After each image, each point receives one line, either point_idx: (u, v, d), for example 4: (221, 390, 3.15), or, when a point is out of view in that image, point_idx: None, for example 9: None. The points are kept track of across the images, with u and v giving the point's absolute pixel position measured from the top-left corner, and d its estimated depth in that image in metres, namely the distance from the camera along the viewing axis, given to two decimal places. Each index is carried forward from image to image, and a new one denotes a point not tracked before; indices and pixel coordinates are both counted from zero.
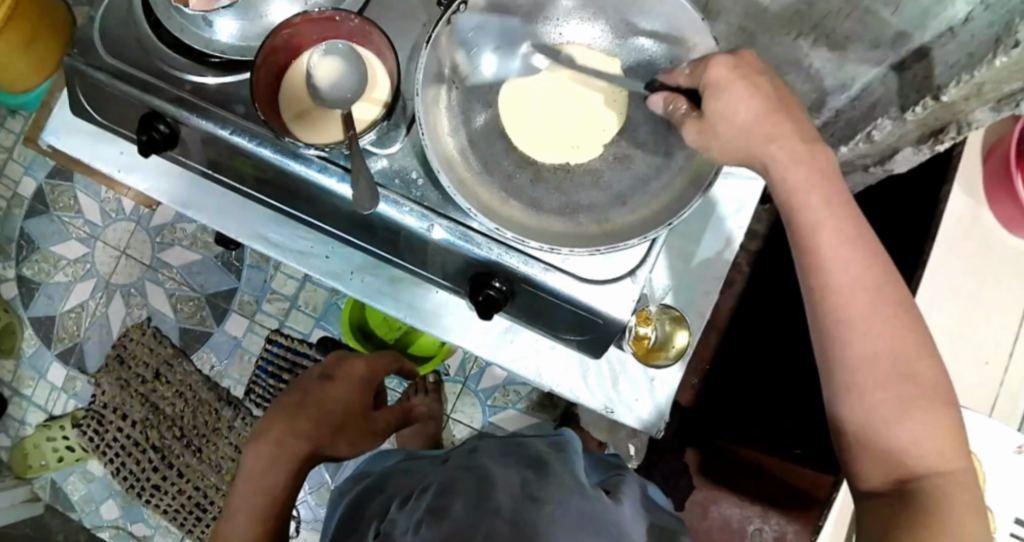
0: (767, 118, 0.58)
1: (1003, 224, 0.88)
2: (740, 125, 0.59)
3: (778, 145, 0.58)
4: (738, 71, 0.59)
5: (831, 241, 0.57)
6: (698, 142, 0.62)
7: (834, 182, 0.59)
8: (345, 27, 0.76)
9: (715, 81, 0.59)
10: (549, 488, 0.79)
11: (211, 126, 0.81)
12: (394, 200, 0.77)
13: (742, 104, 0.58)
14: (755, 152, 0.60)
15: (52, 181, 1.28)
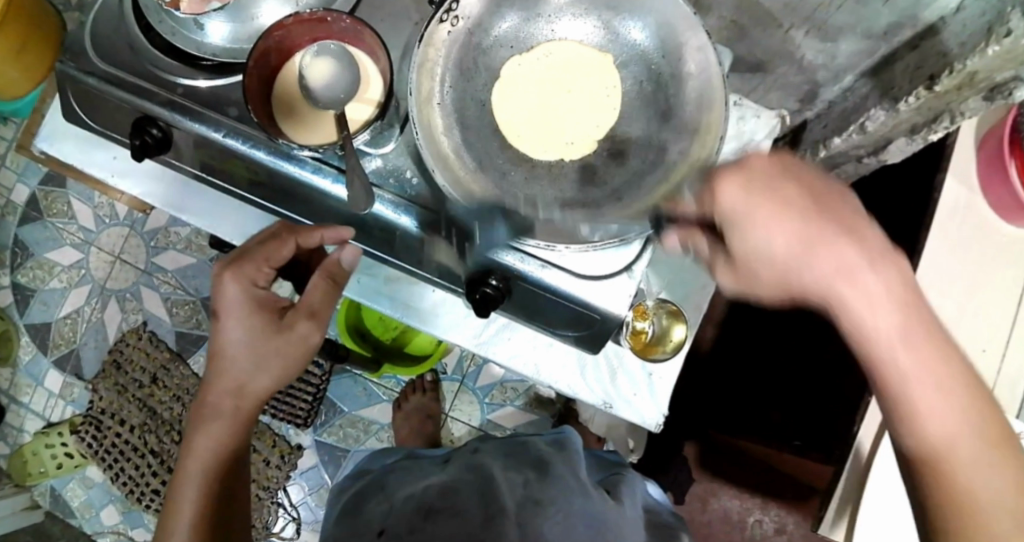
0: (812, 235, 0.53)
1: (998, 213, 0.88)
2: (779, 258, 0.54)
3: (834, 276, 0.53)
4: (762, 188, 0.54)
5: (891, 344, 0.52)
6: (735, 281, 0.59)
7: (915, 304, 0.52)
8: (336, 27, 0.76)
9: (734, 209, 0.55)
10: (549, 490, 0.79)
11: (204, 129, 0.80)
12: (388, 200, 0.77)
13: (777, 233, 0.53)
14: (802, 284, 0.55)
15: (45, 187, 1.28)
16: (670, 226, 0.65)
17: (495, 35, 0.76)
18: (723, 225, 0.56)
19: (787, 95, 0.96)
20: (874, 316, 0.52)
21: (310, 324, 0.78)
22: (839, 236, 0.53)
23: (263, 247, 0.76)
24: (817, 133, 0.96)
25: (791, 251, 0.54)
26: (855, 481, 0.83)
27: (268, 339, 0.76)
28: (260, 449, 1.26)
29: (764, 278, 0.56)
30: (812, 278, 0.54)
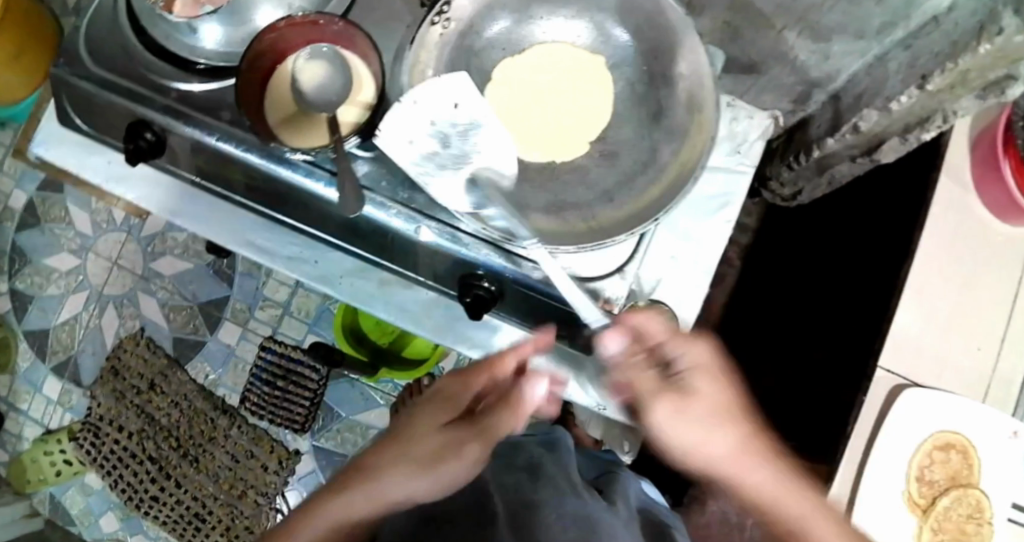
0: (716, 410, 0.60)
1: (993, 211, 0.88)
2: (711, 414, 0.60)
3: (723, 431, 0.60)
4: (716, 365, 0.62)
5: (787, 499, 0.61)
6: (665, 417, 0.60)
7: (741, 440, 0.61)
8: (329, 30, 0.76)
9: (704, 362, 0.62)
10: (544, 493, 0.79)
11: (199, 133, 0.81)
12: (380, 203, 0.77)
13: (722, 397, 0.61)
14: (739, 462, 0.61)
15: (42, 193, 1.28)
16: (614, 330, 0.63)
17: (487, 37, 0.77)
18: (686, 373, 0.61)
19: (780, 97, 0.95)
20: (745, 472, 0.61)
21: (479, 447, 0.63)
22: (765, 453, 0.62)
23: (479, 375, 0.66)
24: (811, 133, 0.96)
25: (713, 413, 0.60)
26: (848, 474, 0.85)
27: (418, 466, 0.63)
28: (258, 454, 1.25)
29: (711, 439, 0.60)
30: (742, 458, 0.61)
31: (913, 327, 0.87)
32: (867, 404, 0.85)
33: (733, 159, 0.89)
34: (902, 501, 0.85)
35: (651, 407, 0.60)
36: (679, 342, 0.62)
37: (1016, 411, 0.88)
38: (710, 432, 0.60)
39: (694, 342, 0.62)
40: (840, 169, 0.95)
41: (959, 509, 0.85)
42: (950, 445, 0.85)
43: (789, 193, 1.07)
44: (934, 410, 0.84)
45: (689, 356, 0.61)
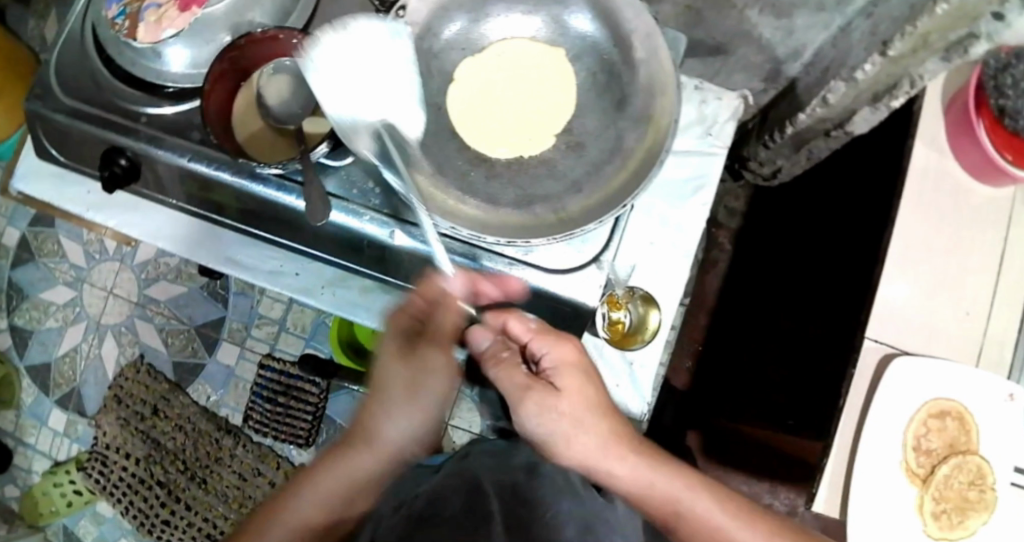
0: (584, 406, 0.68)
1: (971, 174, 0.87)
2: (575, 414, 0.68)
3: (594, 430, 0.69)
4: (578, 362, 0.68)
5: (660, 472, 0.71)
6: (540, 414, 0.68)
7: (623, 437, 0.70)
8: (289, 44, 0.77)
9: (570, 360, 0.68)
10: (535, 488, 0.79)
11: (170, 156, 0.82)
12: (353, 211, 0.78)
13: (590, 392, 0.69)
14: (608, 449, 0.69)
15: (35, 229, 1.30)
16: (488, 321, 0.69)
17: (444, 39, 0.77)
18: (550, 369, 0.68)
19: (751, 76, 0.95)
20: (630, 458, 0.70)
21: (442, 358, 0.70)
22: (629, 447, 0.70)
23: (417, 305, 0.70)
24: (783, 110, 0.96)
25: (586, 412, 0.68)
26: (844, 445, 0.84)
27: (403, 404, 0.71)
28: (265, 471, 1.24)
29: (579, 435, 0.68)
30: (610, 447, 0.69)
31: (900, 296, 0.86)
32: (857, 376, 0.84)
33: (704, 142, 0.89)
34: (901, 470, 0.84)
35: (522, 404, 0.67)
36: (550, 343, 0.67)
37: (1011, 374, 0.87)
38: (587, 428, 0.68)
39: (560, 342, 0.67)
40: (816, 144, 0.95)
41: (960, 476, 0.84)
42: (946, 413, 0.84)
43: (769, 172, 1.07)
44: (926, 378, 0.83)
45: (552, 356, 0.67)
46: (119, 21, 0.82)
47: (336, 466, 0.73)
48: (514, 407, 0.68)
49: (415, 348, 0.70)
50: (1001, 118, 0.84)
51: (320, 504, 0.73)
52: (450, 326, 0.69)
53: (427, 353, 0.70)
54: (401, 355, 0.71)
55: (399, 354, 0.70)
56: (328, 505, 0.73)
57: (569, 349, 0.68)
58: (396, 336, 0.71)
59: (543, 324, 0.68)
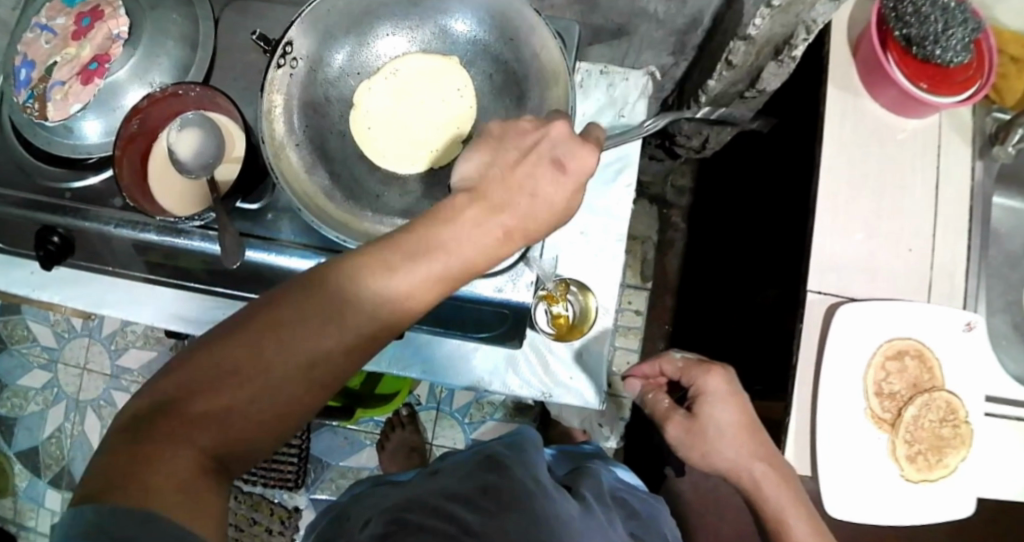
0: (741, 427, 0.76)
1: (893, 110, 0.87)
2: (726, 427, 0.76)
3: (736, 448, 0.76)
4: (727, 391, 0.77)
5: (772, 487, 0.75)
6: (680, 436, 0.79)
7: (760, 440, 0.77)
8: (190, 98, 0.80)
9: (713, 391, 0.77)
10: (510, 489, 0.73)
11: (97, 226, 0.83)
12: (282, 248, 0.79)
13: (732, 415, 0.76)
14: (742, 462, 0.76)
15: (3, 317, 1.30)
16: (641, 376, 0.86)
17: (334, 68, 0.78)
18: (695, 395, 0.78)
19: (659, 51, 0.94)
20: (756, 469, 0.76)
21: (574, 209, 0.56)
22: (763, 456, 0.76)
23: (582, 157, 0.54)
24: (696, 79, 0.95)
25: (728, 428, 0.76)
26: (806, 400, 0.83)
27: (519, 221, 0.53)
28: (260, 519, 1.27)
29: (712, 449, 0.77)
30: (753, 465, 0.76)
31: (838, 242, 0.85)
32: (807, 329, 0.84)
33: (619, 124, 0.91)
34: (865, 417, 0.82)
35: (665, 426, 0.80)
36: (694, 376, 0.78)
37: (964, 302, 0.86)
38: (728, 437, 0.76)
39: (704, 376, 0.77)
40: (736, 107, 0.95)
41: (930, 414, 0.83)
42: (904, 353, 0.83)
43: (697, 143, 1.09)
44: (878, 320, 0.82)
45: (706, 379, 0.77)
46: (28, 104, 0.82)
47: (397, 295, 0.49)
48: (662, 426, 0.81)
49: (521, 182, 0.53)
50: (909, 48, 0.83)
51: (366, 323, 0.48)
52: (553, 185, 0.54)
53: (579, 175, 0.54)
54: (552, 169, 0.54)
55: (499, 181, 0.53)
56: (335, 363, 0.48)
57: (719, 384, 0.77)
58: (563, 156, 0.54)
59: (693, 360, 0.80)
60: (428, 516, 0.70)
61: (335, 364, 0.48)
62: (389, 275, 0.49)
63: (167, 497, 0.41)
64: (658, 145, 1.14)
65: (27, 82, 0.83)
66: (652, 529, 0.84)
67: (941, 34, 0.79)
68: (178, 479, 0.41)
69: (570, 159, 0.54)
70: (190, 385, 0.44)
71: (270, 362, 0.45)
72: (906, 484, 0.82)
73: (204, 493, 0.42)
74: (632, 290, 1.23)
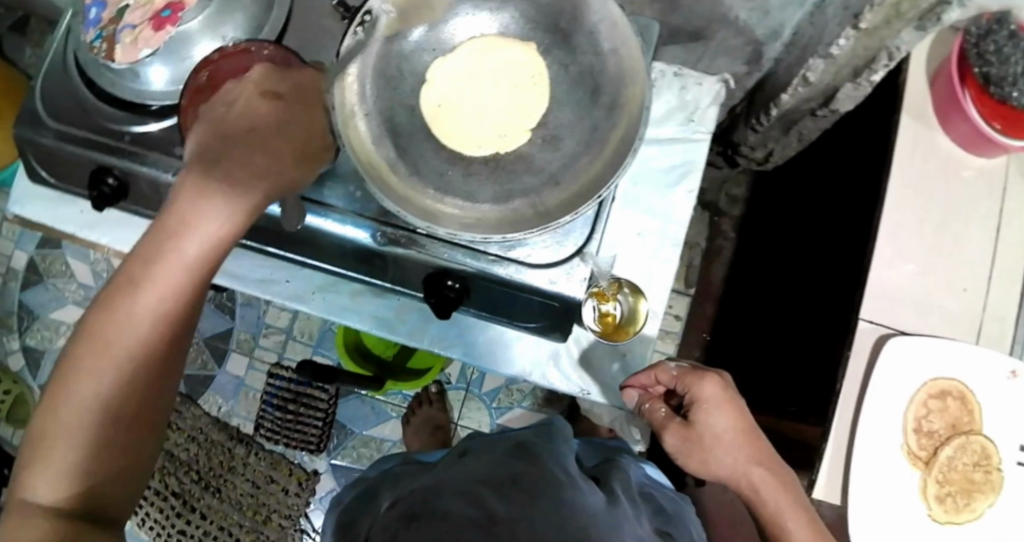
0: (738, 432, 0.74)
1: (964, 147, 0.85)
2: (722, 434, 0.74)
3: (728, 454, 0.74)
4: (724, 396, 0.74)
5: (772, 493, 0.73)
6: (680, 445, 0.76)
7: (759, 442, 0.75)
8: (260, 56, 0.77)
9: (710, 397, 0.75)
10: (537, 477, 0.72)
11: (155, 172, 0.84)
12: (337, 216, 0.77)
13: (728, 421, 0.74)
14: (738, 469, 0.74)
15: (42, 250, 1.33)
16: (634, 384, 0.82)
17: (411, 42, 0.77)
18: (690, 401, 0.75)
19: (733, 59, 0.91)
20: (755, 474, 0.74)
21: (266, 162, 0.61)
22: (762, 460, 0.74)
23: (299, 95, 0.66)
24: (768, 91, 0.95)
25: (723, 436, 0.74)
26: (844, 427, 0.83)
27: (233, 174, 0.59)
28: (277, 478, 1.33)
29: (712, 456, 0.74)
30: (749, 469, 0.74)
31: (892, 275, 0.84)
32: (853, 357, 0.83)
33: (688, 128, 0.92)
34: (901, 454, 0.82)
35: (664, 434, 0.77)
36: (690, 382, 0.75)
37: (1012, 349, 0.85)
38: (725, 441, 0.74)
39: (700, 381, 0.75)
40: (805, 123, 0.95)
41: (963, 458, 0.82)
42: (946, 392, 0.82)
43: (761, 155, 1.09)
44: (925, 358, 0.81)
45: (701, 385, 0.75)
46: (96, 43, 0.80)
47: (144, 312, 0.57)
48: (660, 434, 0.78)
49: (236, 153, 0.60)
50: (987, 86, 0.81)
51: (149, 323, 0.58)
52: (270, 118, 0.62)
53: (292, 125, 0.64)
54: (245, 135, 0.61)
55: (232, 161, 0.60)
56: (129, 369, 0.57)
57: (713, 388, 0.75)
58: (268, 104, 0.63)
59: (687, 367, 0.77)
60: (455, 499, 0.68)
61: (128, 367, 0.57)
62: (138, 296, 0.57)
63: (94, 497, 0.56)
64: (721, 151, 1.16)
65: (97, 21, 0.81)
66: (679, 526, 0.82)
67: (1020, 77, 0.78)
68: (58, 520, 0.54)
69: (273, 87, 0.64)
70: (47, 427, 0.55)
71: (86, 381, 0.56)
72: (932, 524, 0.82)
73: (114, 492, 0.57)
74: (676, 295, 1.28)
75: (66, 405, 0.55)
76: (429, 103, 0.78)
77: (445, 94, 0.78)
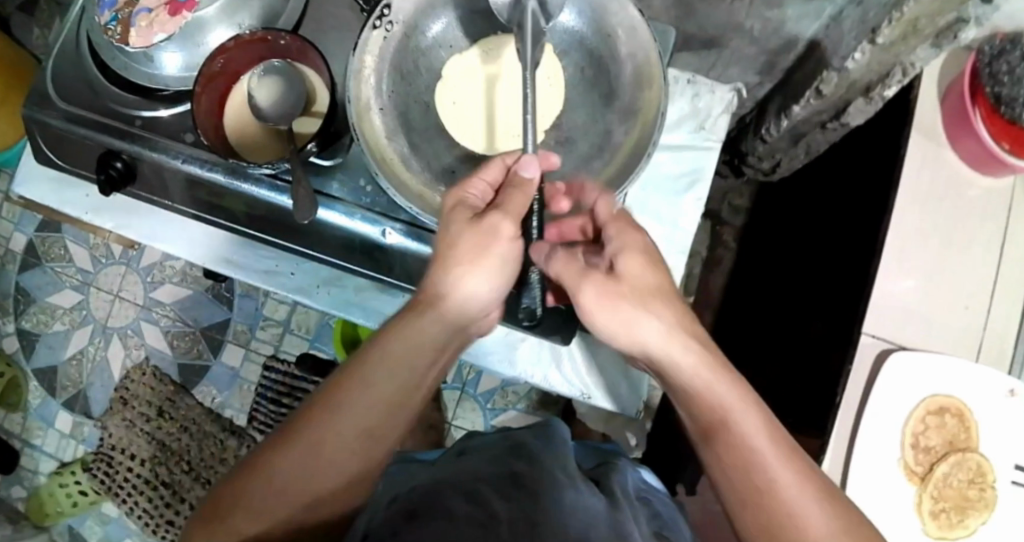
0: (663, 285, 0.58)
1: (971, 165, 0.86)
2: (646, 284, 0.58)
3: (642, 270, 0.58)
4: (653, 254, 0.59)
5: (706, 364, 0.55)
6: (599, 300, 0.58)
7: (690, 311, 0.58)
8: (278, 46, 0.78)
9: (631, 247, 0.59)
10: (540, 479, 0.70)
11: (163, 158, 0.82)
12: (345, 209, 0.79)
13: (654, 278, 0.58)
14: (673, 332, 0.56)
15: (41, 234, 1.38)
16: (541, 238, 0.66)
17: (428, 37, 0.77)
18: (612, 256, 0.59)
19: (746, 68, 0.93)
20: (677, 348, 0.55)
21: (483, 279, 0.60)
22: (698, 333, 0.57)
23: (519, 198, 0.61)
24: (779, 102, 0.95)
25: (667, 345, 0.55)
26: (841, 440, 0.84)
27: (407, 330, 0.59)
28: None
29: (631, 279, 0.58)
30: (675, 327, 0.56)
31: (895, 290, 0.85)
32: (855, 371, 0.84)
33: (698, 136, 0.92)
34: (898, 468, 0.83)
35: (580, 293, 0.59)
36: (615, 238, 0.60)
37: (1012, 369, 0.85)
38: (714, 385, 0.54)
39: (625, 235, 0.60)
40: (813, 136, 0.95)
41: (960, 474, 0.83)
42: (945, 409, 0.83)
43: (769, 165, 1.10)
44: (925, 374, 0.82)
45: (630, 238, 0.60)
46: (111, 26, 0.82)
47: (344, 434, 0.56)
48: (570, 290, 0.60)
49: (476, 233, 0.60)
50: (997, 106, 0.82)
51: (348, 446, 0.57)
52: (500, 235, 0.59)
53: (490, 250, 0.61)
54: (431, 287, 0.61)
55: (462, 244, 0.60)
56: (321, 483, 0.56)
57: (643, 267, 0.58)
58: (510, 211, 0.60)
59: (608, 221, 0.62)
60: (460, 499, 0.65)
61: (319, 486, 0.56)
62: (337, 411, 0.57)
63: None
64: (726, 161, 1.17)
65: (112, 4, 0.82)
66: (674, 530, 0.82)
67: None
68: None
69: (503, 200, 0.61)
70: (228, 505, 0.56)
71: (267, 479, 0.55)
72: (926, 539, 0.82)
73: None
74: None
75: (250, 497, 0.55)
76: (442, 100, 0.78)
77: (459, 91, 0.78)
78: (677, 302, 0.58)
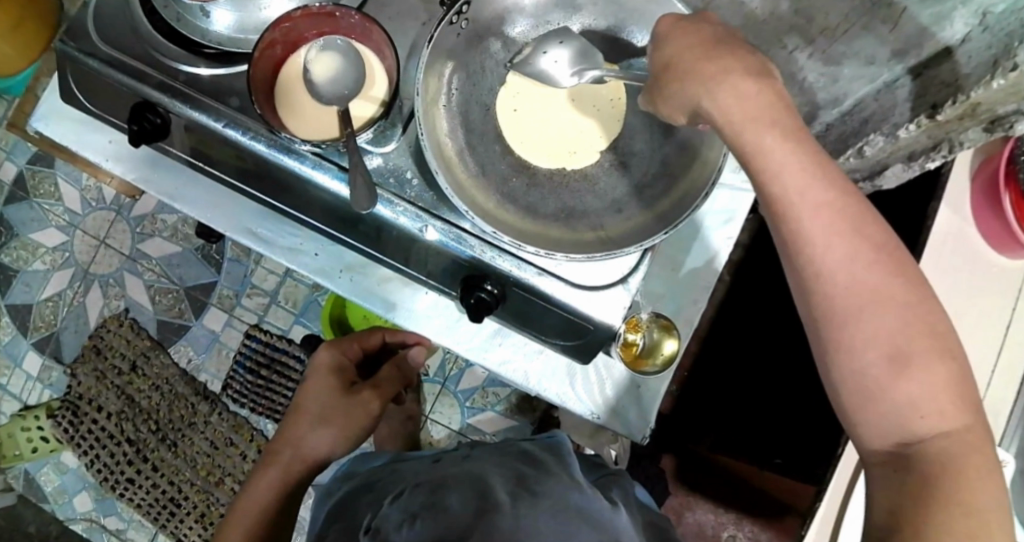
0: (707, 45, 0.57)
1: (990, 242, 0.89)
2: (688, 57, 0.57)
3: (677, 45, 0.58)
4: (692, 29, 0.58)
5: (752, 126, 0.54)
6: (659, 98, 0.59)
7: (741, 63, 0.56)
8: (344, 23, 0.74)
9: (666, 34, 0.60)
10: (548, 483, 0.69)
11: (202, 117, 0.78)
12: (388, 200, 0.77)
13: (685, 44, 0.58)
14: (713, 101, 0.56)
15: (33, 167, 1.31)
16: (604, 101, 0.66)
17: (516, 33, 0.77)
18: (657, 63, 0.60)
19: None
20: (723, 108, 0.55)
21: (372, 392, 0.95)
22: (749, 80, 0.55)
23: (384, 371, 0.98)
24: None
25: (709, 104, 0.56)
26: (836, 493, 0.84)
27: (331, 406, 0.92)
28: (236, 441, 1.29)
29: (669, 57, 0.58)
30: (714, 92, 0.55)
31: None
32: None
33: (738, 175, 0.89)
34: None
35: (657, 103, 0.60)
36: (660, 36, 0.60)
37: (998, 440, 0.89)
38: (761, 148, 0.54)
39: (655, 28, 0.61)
40: None
41: None
42: None
43: None
44: None
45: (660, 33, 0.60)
46: None
47: (274, 478, 0.89)
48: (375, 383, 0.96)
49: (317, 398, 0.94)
50: None
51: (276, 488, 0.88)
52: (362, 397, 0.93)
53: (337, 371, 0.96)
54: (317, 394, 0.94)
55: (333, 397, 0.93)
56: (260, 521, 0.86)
57: (691, 38, 0.58)
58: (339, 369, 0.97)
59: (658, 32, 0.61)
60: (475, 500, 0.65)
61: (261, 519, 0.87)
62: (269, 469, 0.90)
63: None
64: None
65: None
66: None
67: None
68: None
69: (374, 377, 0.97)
70: None
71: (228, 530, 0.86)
72: None
73: None
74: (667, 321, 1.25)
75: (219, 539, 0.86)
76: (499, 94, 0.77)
77: (527, 90, 0.77)
78: (728, 57, 0.56)
